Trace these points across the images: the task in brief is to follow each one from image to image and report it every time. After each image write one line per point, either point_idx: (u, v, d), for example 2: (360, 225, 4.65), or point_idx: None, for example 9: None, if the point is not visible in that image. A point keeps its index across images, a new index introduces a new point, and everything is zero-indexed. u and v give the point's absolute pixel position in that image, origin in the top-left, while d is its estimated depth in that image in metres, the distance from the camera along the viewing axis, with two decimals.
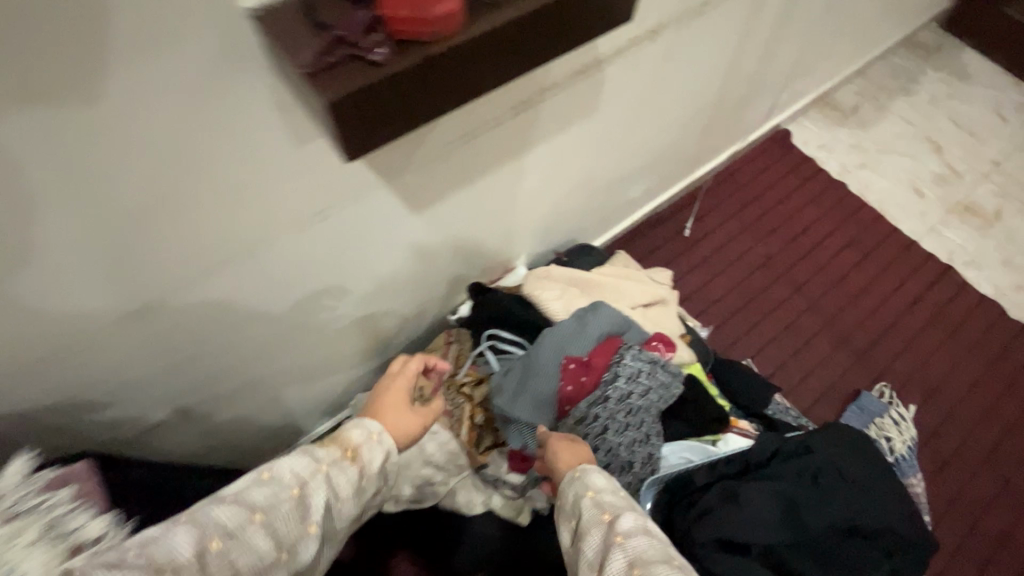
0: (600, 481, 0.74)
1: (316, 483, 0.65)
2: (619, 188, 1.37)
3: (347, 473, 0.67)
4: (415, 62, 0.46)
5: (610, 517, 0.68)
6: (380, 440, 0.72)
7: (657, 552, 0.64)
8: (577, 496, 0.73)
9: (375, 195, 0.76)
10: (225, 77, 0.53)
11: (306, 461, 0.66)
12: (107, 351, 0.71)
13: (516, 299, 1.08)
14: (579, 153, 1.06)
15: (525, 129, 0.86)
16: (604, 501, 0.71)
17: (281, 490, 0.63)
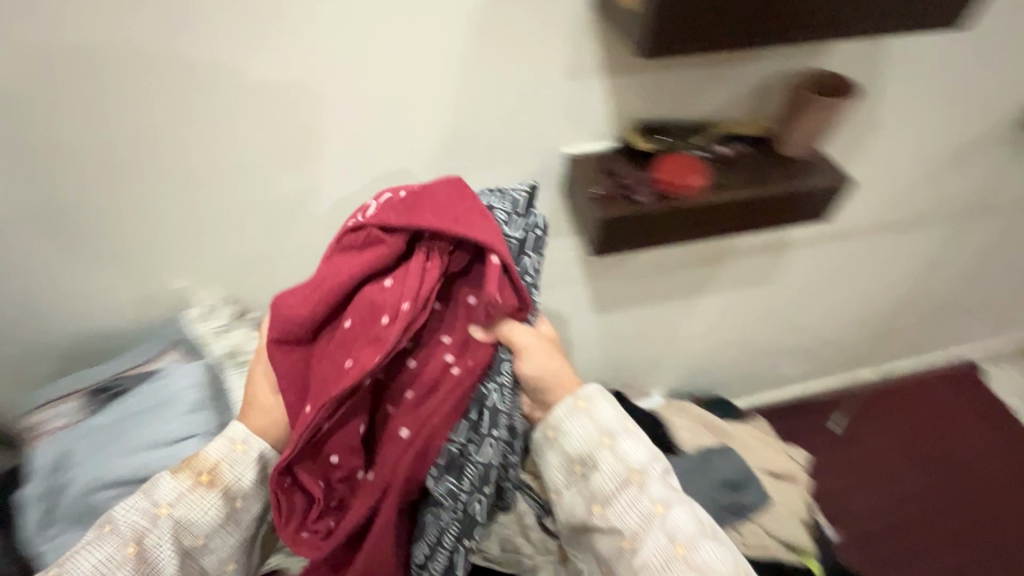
0: (597, 422, 0.59)
1: (197, 495, 0.57)
2: (773, 358, 1.42)
3: (204, 504, 0.57)
4: (665, 209, 0.62)
5: (660, 504, 0.56)
6: (244, 453, 0.59)
7: (690, 521, 0.57)
8: (591, 447, 0.59)
9: (579, 292, 0.96)
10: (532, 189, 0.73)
11: (146, 504, 0.56)
12: None
13: (649, 417, 1.15)
14: (747, 311, 1.18)
15: (705, 277, 1.03)
16: (652, 484, 0.57)
17: (117, 549, 0.54)
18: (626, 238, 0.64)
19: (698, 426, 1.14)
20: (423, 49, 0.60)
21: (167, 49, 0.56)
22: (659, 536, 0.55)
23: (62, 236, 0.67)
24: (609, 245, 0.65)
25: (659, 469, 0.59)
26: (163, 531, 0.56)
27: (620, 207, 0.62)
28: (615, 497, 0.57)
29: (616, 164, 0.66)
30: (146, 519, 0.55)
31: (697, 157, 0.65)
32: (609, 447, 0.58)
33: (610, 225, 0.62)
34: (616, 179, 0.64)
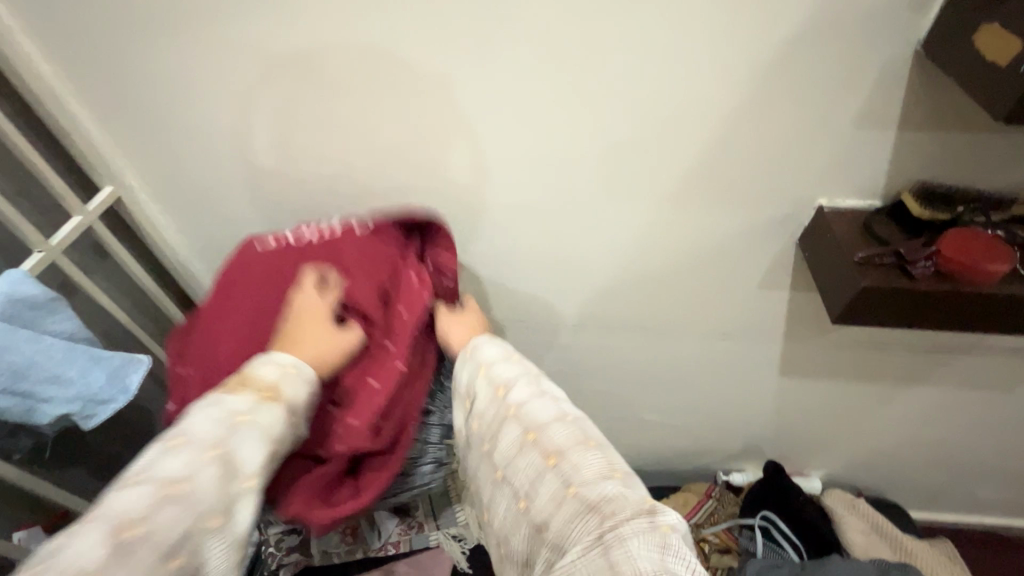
0: (498, 350, 0.64)
1: (251, 427, 0.50)
2: (972, 477, 1.19)
3: (273, 413, 0.52)
4: (947, 290, 0.54)
5: (533, 428, 0.55)
6: (298, 369, 0.56)
7: (571, 434, 0.54)
8: (498, 379, 0.60)
9: (770, 349, 0.88)
10: (769, 230, 0.69)
11: (216, 410, 0.50)
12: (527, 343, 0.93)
13: (815, 508, 1.03)
14: (959, 416, 1.01)
15: (926, 365, 0.89)
16: (513, 401, 0.58)
17: (196, 456, 0.46)
18: (893, 317, 0.56)
19: (870, 535, 1.01)
20: (704, 81, 0.58)
21: (451, 72, 0.60)
22: (536, 453, 0.54)
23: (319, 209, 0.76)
24: (867, 320, 0.57)
25: (527, 389, 0.59)
26: (175, 514, 0.43)
27: (893, 280, 0.54)
28: (499, 430, 0.58)
29: (883, 229, 0.59)
30: (145, 505, 0.42)
31: (996, 236, 0.55)
32: (494, 383, 0.60)
33: (874, 295, 0.54)
34: (888, 246, 0.57)
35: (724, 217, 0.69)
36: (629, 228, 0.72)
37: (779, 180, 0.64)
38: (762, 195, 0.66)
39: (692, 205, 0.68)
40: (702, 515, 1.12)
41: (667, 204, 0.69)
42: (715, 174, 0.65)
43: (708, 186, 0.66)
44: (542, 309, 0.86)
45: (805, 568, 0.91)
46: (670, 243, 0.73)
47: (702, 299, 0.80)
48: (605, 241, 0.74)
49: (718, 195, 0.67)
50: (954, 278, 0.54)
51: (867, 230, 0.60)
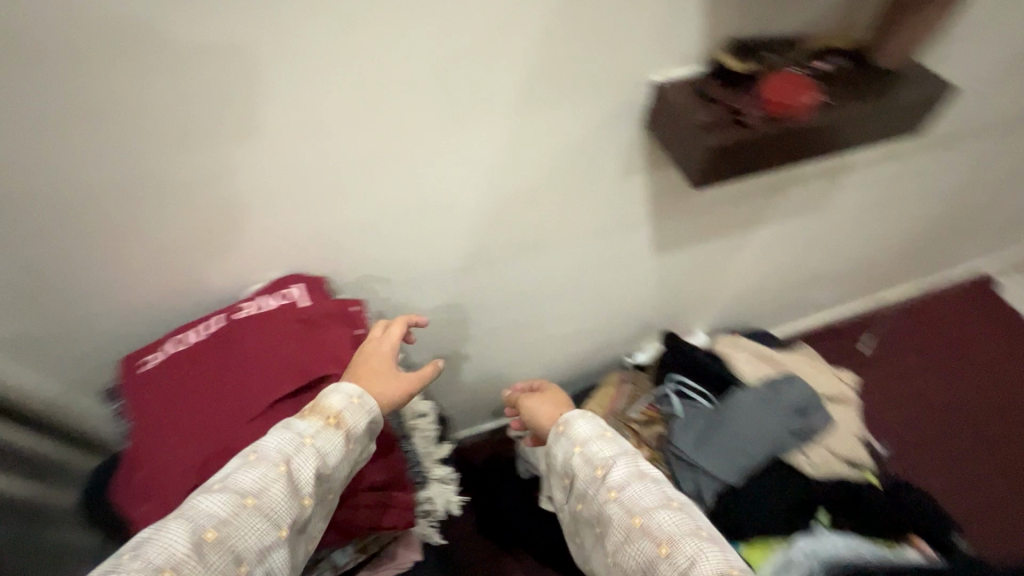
0: (594, 427, 0.73)
1: (327, 438, 0.58)
2: (809, 287, 1.44)
3: (336, 439, 0.58)
4: (775, 130, 0.59)
5: (639, 513, 0.64)
6: (362, 402, 0.61)
7: (677, 520, 0.64)
8: (591, 440, 0.72)
9: (641, 236, 0.94)
10: (616, 119, 0.71)
11: (288, 434, 0.57)
12: (420, 300, 0.88)
13: (709, 355, 1.17)
14: (791, 244, 1.20)
15: (765, 206, 1.01)
16: (614, 482, 0.67)
17: (269, 470, 0.54)
18: (733, 169, 0.62)
19: (755, 359, 1.17)
20: None
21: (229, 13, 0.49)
22: (649, 541, 0.62)
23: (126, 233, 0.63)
24: (715, 177, 0.62)
25: (624, 469, 0.68)
26: (246, 526, 0.52)
27: (730, 134, 0.59)
28: (605, 512, 0.67)
29: (713, 89, 0.63)
30: (224, 514, 0.52)
31: (799, 72, 0.62)
32: (592, 462, 0.70)
33: (721, 150, 0.59)
34: (722, 103, 0.61)
35: (569, 120, 0.69)
36: (484, 151, 0.69)
37: (613, 66, 0.64)
38: (601, 85, 0.66)
39: (539, 111, 0.67)
40: (626, 399, 1.22)
41: (514, 116, 0.66)
42: (553, 73, 0.63)
43: (549, 87, 0.64)
44: (423, 263, 0.81)
45: (718, 411, 1.06)
46: (528, 156, 0.72)
47: (573, 207, 0.82)
48: (466, 171, 0.71)
49: (561, 95, 0.66)
50: (778, 116, 0.60)
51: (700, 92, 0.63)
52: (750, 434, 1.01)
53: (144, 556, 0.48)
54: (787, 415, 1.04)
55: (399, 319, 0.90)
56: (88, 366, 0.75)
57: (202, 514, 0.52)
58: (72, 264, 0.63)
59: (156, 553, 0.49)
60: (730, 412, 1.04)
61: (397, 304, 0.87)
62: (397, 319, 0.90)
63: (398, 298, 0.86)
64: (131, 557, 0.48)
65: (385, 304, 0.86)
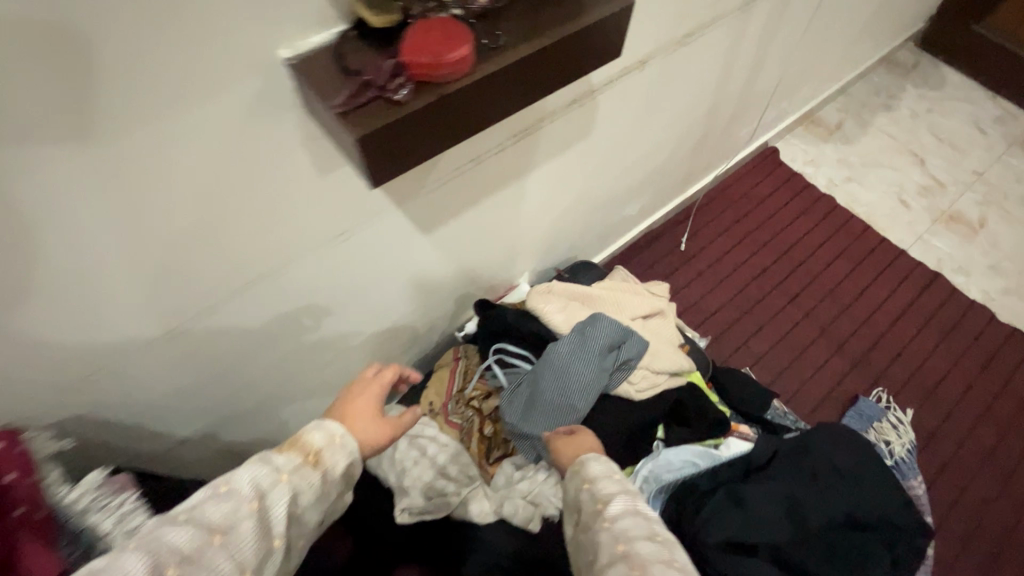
0: (604, 468, 0.82)
1: (301, 474, 0.67)
2: (615, 206, 1.45)
3: (309, 479, 0.68)
4: (432, 101, 0.48)
5: (623, 540, 0.71)
6: (342, 443, 0.73)
7: (652, 547, 0.70)
8: (602, 471, 0.81)
9: (394, 219, 0.82)
10: (265, 119, 0.56)
11: (266, 470, 0.65)
12: (138, 373, 0.71)
13: (520, 313, 1.11)
14: (578, 173, 1.15)
15: (527, 152, 0.94)
16: (611, 513, 0.75)
17: (240, 504, 0.62)
18: (397, 151, 0.50)
19: (570, 303, 1.14)
20: None
21: None
22: (627, 567, 0.68)
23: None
24: (382, 167, 0.50)
25: (622, 503, 0.75)
26: (210, 564, 0.58)
27: (370, 113, 0.47)
28: (596, 539, 0.74)
29: (356, 62, 0.49)
30: (189, 548, 0.58)
31: (451, 18, 0.50)
32: (597, 497, 0.78)
33: (375, 142, 0.47)
34: (363, 77, 0.47)
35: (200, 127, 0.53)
36: (90, 202, 0.52)
37: (213, 59, 0.49)
38: (211, 86, 0.51)
39: (138, 137, 0.50)
40: (460, 380, 1.18)
41: (104, 151, 0.50)
42: (123, 87, 0.47)
43: (128, 106, 0.48)
44: (107, 338, 0.65)
45: (535, 378, 1.01)
46: (167, 192, 0.56)
47: (280, 217, 0.68)
48: (81, 229, 0.54)
49: (156, 111, 0.50)
50: (433, 82, 0.48)
51: (338, 58, 0.50)
52: (569, 394, 0.98)
53: None
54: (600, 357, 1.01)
55: (125, 402, 0.73)
56: None
57: (168, 549, 0.57)
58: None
59: None
60: (546, 376, 0.99)
61: (108, 389, 0.70)
62: (122, 401, 0.73)
63: (101, 385, 0.69)
64: None
65: (89, 394, 0.69)
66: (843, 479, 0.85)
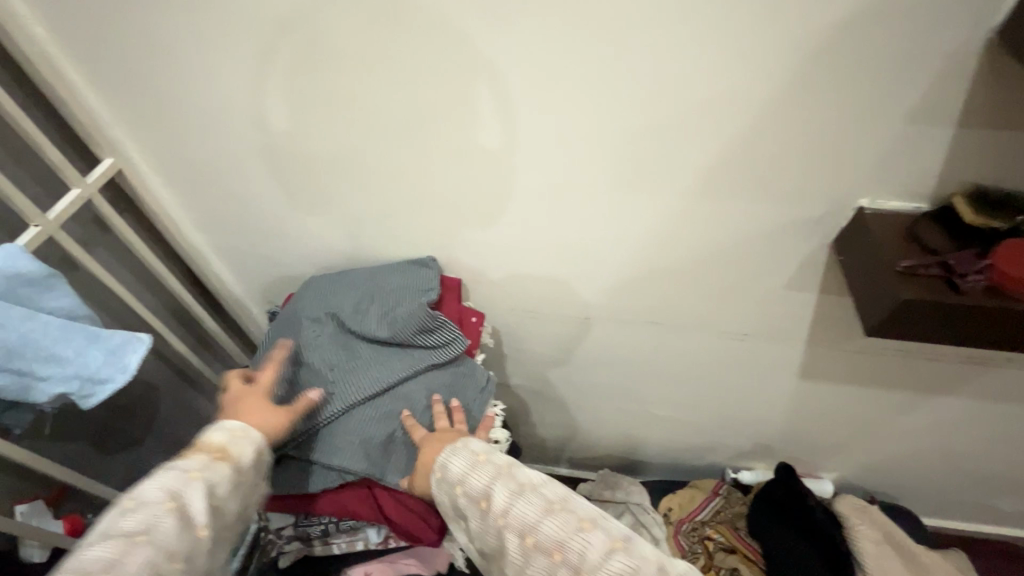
0: (466, 458, 0.60)
1: (215, 468, 0.56)
2: (993, 486, 1.16)
3: (223, 470, 0.56)
4: (995, 305, 0.49)
5: (528, 532, 0.54)
6: (245, 432, 0.60)
7: (567, 527, 0.53)
8: (466, 468, 0.59)
9: (789, 349, 0.83)
10: (783, 235, 0.66)
11: (171, 472, 0.54)
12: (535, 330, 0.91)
13: (826, 513, 0.99)
14: (989, 426, 0.97)
15: (960, 373, 0.85)
16: (498, 507, 0.55)
17: (153, 508, 0.51)
18: (945, 326, 0.51)
19: (885, 544, 0.97)
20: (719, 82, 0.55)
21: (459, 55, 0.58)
22: (541, 556, 0.53)
23: (334, 199, 0.75)
24: (918, 326, 0.52)
25: (502, 485, 0.56)
26: (134, 562, 0.47)
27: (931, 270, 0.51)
28: (501, 543, 0.56)
29: (935, 241, 0.54)
30: (113, 551, 0.47)
31: None
32: (472, 496, 0.57)
33: (914, 309, 0.50)
34: (938, 254, 0.52)
35: (771, 202, 0.63)
36: (629, 229, 0.70)
37: (795, 183, 0.60)
38: (773, 197, 0.62)
39: (702, 204, 0.65)
40: (709, 513, 1.12)
41: (675, 203, 0.66)
42: (723, 176, 0.62)
43: (715, 191, 0.63)
44: (546, 303, 0.84)
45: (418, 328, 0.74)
46: (675, 247, 0.71)
47: (722, 296, 0.76)
48: (610, 242, 0.72)
49: (728, 194, 0.63)
50: (1006, 292, 0.50)
51: (911, 229, 0.56)
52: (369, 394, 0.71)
53: None
54: (378, 349, 0.75)
55: (509, 343, 0.93)
56: (260, 281, 0.90)
57: (88, 560, 0.46)
58: (290, 206, 0.78)
59: None
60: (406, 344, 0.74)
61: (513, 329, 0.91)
62: (508, 341, 0.93)
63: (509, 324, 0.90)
64: None
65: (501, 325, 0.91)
66: None
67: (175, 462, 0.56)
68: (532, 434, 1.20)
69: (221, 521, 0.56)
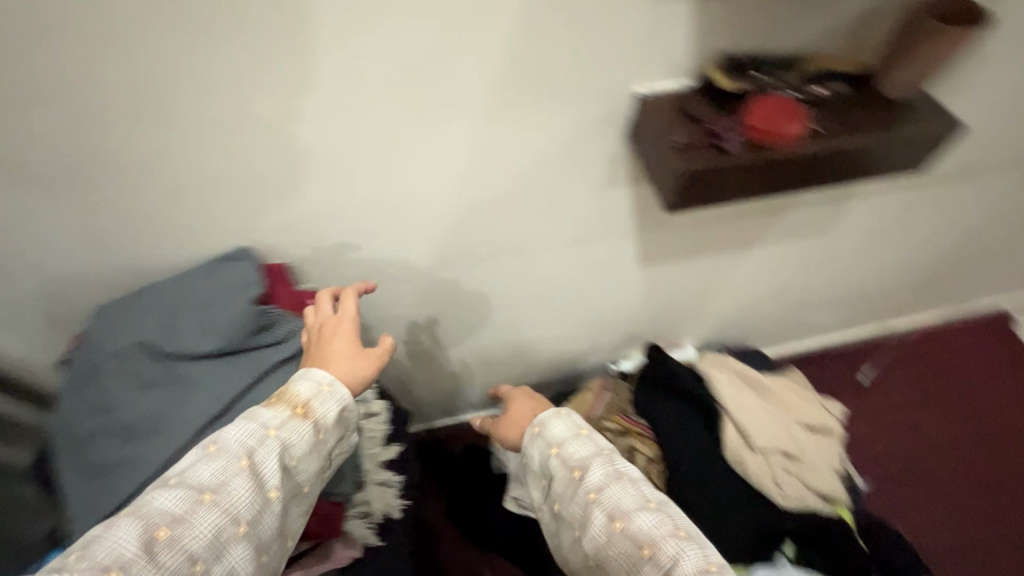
0: (568, 426, 0.70)
1: (294, 425, 0.56)
2: (810, 309, 1.39)
3: (302, 429, 0.56)
4: (756, 159, 0.55)
5: (619, 517, 0.60)
6: (331, 391, 0.59)
7: (662, 523, 0.59)
8: (569, 436, 0.68)
9: (624, 242, 0.89)
10: (582, 137, 0.68)
11: (251, 426, 0.55)
12: (388, 292, 0.87)
13: (691, 374, 1.12)
14: (794, 262, 1.15)
15: (763, 226, 0.97)
16: (592, 484, 0.63)
17: (229, 462, 0.53)
18: (714, 198, 0.58)
19: (738, 384, 1.12)
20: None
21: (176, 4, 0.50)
22: (630, 543, 0.58)
23: (98, 209, 0.63)
24: (694, 203, 0.59)
25: (600, 467, 0.64)
26: (200, 522, 0.50)
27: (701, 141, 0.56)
28: (585, 515, 0.63)
29: (701, 113, 0.58)
30: (180, 508, 0.50)
31: (793, 98, 0.57)
32: (569, 465, 0.66)
33: (694, 179, 0.55)
34: (704, 125, 0.57)
35: (563, 106, 0.63)
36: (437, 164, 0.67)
37: (576, 84, 0.61)
38: (562, 100, 0.63)
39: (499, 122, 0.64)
40: (603, 403, 1.22)
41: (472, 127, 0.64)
42: (509, 88, 0.61)
43: (504, 106, 0.62)
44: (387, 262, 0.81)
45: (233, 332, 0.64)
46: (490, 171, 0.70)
47: (550, 211, 0.78)
48: (426, 183, 0.70)
49: (518, 107, 0.63)
50: (762, 145, 0.55)
51: (682, 108, 0.59)
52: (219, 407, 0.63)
53: (89, 558, 0.46)
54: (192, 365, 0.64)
55: (366, 313, 0.89)
56: (48, 327, 0.76)
57: (162, 511, 0.49)
58: (47, 230, 0.65)
59: (101, 556, 0.46)
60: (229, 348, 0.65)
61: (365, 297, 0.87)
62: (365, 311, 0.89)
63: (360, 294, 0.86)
64: (74, 561, 0.46)
65: None
66: None
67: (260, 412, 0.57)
68: (426, 392, 1.20)
69: (265, 487, 0.54)
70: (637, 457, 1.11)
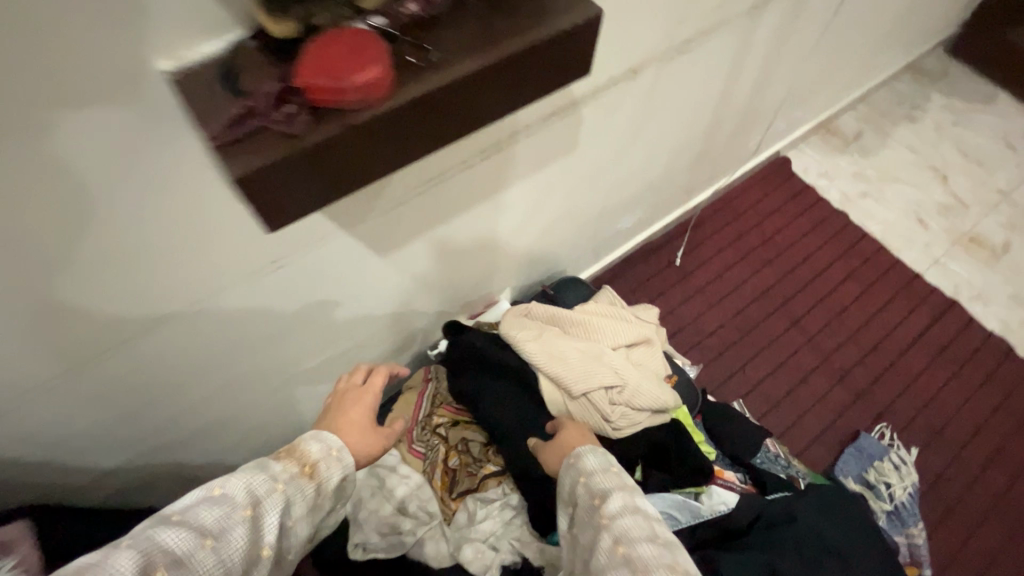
0: (601, 460, 0.80)
1: (298, 484, 0.68)
2: (608, 220, 1.37)
3: (305, 489, 0.68)
4: (333, 134, 0.39)
5: (623, 544, 0.67)
6: (339, 457, 0.72)
7: (654, 547, 0.66)
8: (601, 467, 0.78)
9: (337, 240, 0.74)
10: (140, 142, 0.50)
11: (262, 478, 0.65)
12: (45, 406, 0.67)
13: (489, 338, 1.06)
14: (564, 188, 1.06)
15: (500, 169, 0.85)
16: (609, 511, 0.71)
17: (234, 511, 0.61)
18: (313, 189, 0.41)
19: (545, 331, 1.05)
20: None
21: None
22: (619, 562, 0.66)
23: None
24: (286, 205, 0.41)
25: (620, 500, 0.72)
26: (200, 567, 0.58)
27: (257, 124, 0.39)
28: (596, 539, 0.71)
29: (248, 83, 0.40)
30: (180, 551, 0.58)
31: (366, 30, 0.42)
32: (592, 492, 0.75)
33: (255, 185, 0.38)
34: (244, 100, 0.40)
35: (71, 120, 0.45)
36: None
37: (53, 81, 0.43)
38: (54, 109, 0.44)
39: None
40: (428, 405, 1.09)
41: None
42: None
43: None
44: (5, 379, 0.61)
45: None
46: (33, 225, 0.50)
47: (183, 239, 0.60)
48: None
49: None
50: (333, 108, 0.40)
51: (232, 80, 0.42)
52: None
53: None
54: None
55: (34, 438, 0.69)
56: None
57: (162, 548, 0.57)
58: None
59: None
60: None
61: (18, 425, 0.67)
62: (33, 437, 0.69)
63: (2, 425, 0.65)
64: None
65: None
66: (832, 556, 0.85)
67: (268, 467, 0.67)
68: (219, 463, 1.03)
69: (258, 547, 0.63)
70: (471, 449, 1.04)
